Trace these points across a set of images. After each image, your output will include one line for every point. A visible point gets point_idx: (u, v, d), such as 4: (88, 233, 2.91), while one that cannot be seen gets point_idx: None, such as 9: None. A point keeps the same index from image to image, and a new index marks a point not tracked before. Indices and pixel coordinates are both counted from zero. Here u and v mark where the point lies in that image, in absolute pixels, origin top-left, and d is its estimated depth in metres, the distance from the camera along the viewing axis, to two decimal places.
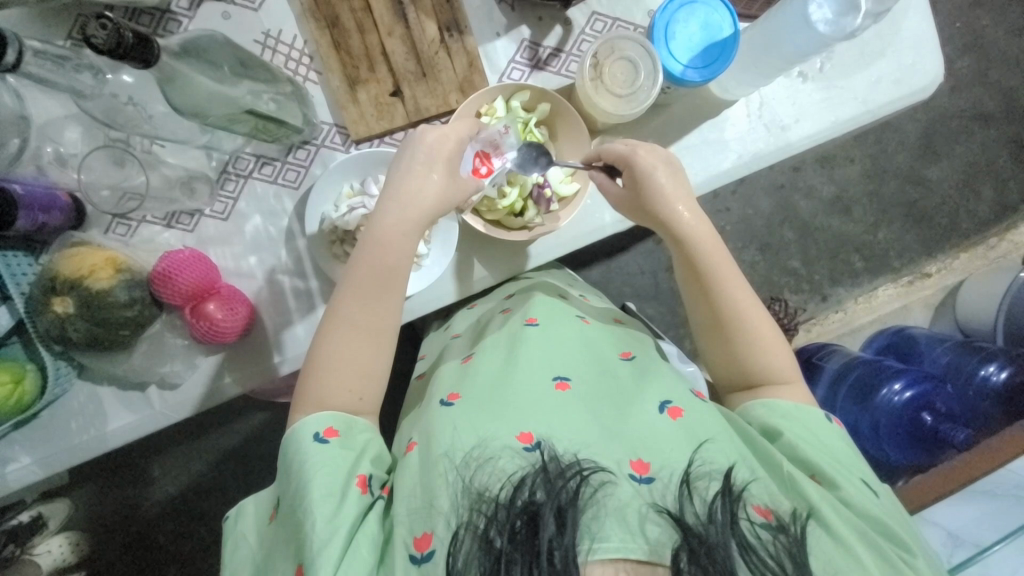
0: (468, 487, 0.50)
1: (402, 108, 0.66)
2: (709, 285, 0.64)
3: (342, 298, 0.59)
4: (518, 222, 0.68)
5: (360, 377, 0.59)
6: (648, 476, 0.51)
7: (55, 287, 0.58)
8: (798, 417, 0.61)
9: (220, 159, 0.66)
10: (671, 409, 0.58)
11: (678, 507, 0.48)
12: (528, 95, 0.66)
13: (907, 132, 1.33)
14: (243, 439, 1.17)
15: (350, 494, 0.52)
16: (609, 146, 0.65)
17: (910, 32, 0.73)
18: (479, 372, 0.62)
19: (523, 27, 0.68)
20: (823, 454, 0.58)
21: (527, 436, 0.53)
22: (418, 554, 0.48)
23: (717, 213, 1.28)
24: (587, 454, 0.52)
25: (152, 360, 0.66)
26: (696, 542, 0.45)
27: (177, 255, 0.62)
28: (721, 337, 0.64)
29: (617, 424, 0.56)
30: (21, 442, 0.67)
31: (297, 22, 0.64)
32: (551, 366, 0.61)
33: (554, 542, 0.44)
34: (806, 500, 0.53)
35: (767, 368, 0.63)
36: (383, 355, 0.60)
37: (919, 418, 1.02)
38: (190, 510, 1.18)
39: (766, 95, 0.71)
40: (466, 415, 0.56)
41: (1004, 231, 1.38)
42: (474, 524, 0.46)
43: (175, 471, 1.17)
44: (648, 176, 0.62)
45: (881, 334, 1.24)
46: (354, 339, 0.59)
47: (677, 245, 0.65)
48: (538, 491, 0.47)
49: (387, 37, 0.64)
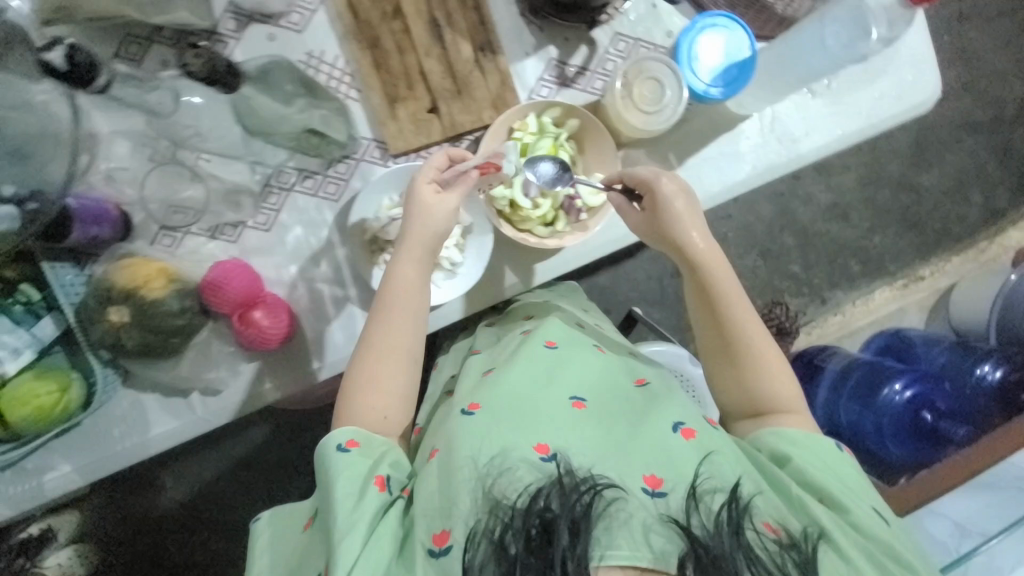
0: (487, 494, 0.52)
1: (438, 123, 0.68)
2: (716, 306, 0.67)
3: (376, 321, 0.63)
4: (547, 231, 0.71)
5: (385, 396, 0.62)
6: (661, 491, 0.54)
7: (111, 296, 0.61)
8: (808, 443, 0.63)
9: (264, 173, 0.68)
10: (685, 429, 0.60)
11: (684, 517, 0.52)
12: (557, 111, 0.69)
13: (900, 141, 1.39)
14: (254, 447, 1.19)
15: (370, 495, 0.54)
16: (633, 171, 0.68)
17: (910, 50, 0.77)
18: (504, 386, 0.63)
19: (551, 47, 0.71)
20: (831, 478, 0.61)
21: (544, 448, 0.56)
22: (436, 548, 0.51)
23: (721, 220, 1.33)
24: (599, 470, 0.55)
25: (199, 367, 0.68)
26: (702, 553, 0.48)
27: (226, 264, 0.64)
28: (728, 355, 0.68)
29: (632, 442, 0.58)
30: (61, 449, 0.70)
31: (338, 43, 0.67)
32: (569, 388, 0.64)
33: (568, 553, 0.47)
34: (813, 519, 0.57)
35: (772, 392, 0.66)
36: (412, 373, 0.64)
37: (920, 416, 1.07)
38: (202, 519, 1.19)
39: (778, 111, 0.76)
40: (489, 424, 0.58)
41: (993, 235, 1.44)
42: (491, 529, 0.49)
43: (186, 481, 1.18)
44: (667, 204, 0.66)
45: (878, 337, 1.29)
46: (382, 361, 0.62)
47: (691, 268, 0.68)
48: (554, 502, 0.50)
49: (425, 57, 0.67)
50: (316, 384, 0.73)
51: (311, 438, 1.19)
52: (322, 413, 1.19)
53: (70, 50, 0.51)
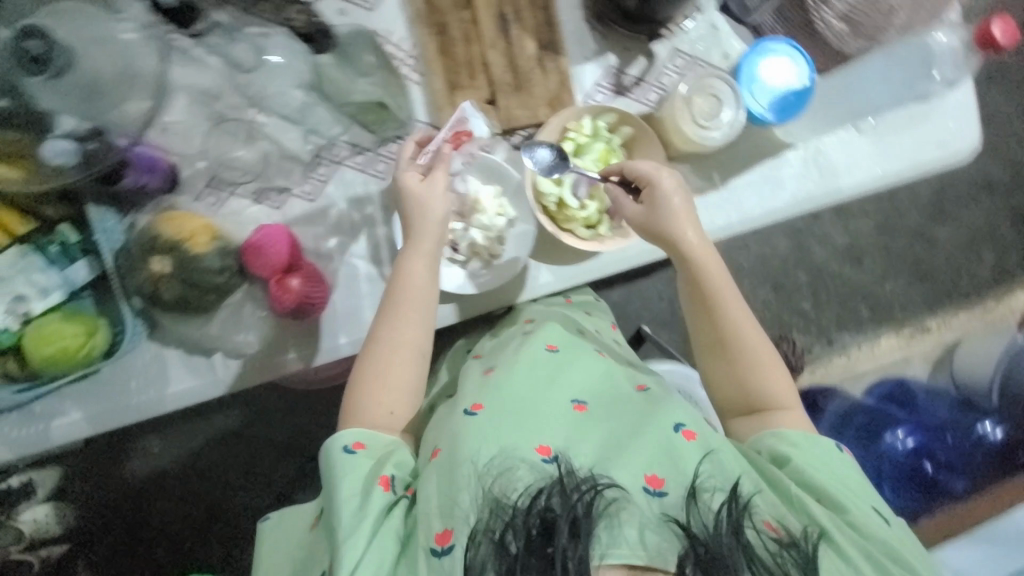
0: (488, 493, 0.50)
1: (495, 115, 0.70)
2: (710, 304, 0.66)
3: (382, 325, 0.63)
4: (590, 233, 0.72)
5: (391, 389, 0.62)
6: (661, 490, 0.53)
7: (156, 246, 0.61)
8: (804, 443, 0.61)
9: (316, 143, 0.69)
10: (687, 431, 0.57)
11: (685, 517, 0.51)
12: (613, 116, 0.70)
13: (919, 192, 1.42)
14: (243, 423, 1.17)
15: (372, 495, 0.54)
16: (631, 164, 0.66)
17: (959, 99, 0.77)
18: (503, 380, 0.61)
19: (611, 55, 0.73)
20: (830, 478, 0.59)
21: (545, 449, 0.54)
22: (439, 547, 0.49)
23: (737, 249, 1.35)
24: (601, 469, 0.53)
25: (228, 328, 0.67)
26: (701, 548, 0.48)
27: (271, 228, 0.65)
28: (723, 354, 0.67)
29: (629, 439, 0.56)
30: (73, 396, 0.69)
31: (406, 26, 0.68)
32: (568, 389, 0.62)
33: (568, 551, 0.45)
34: (815, 521, 0.55)
35: (766, 392, 0.65)
36: (416, 373, 0.63)
37: (922, 466, 1.15)
38: (185, 489, 1.17)
39: (823, 144, 0.76)
40: (493, 422, 0.56)
41: (1001, 295, 1.45)
42: (491, 528, 0.48)
43: (174, 451, 1.17)
44: (664, 199, 0.64)
45: (882, 384, 1.29)
46: (384, 366, 0.62)
47: (685, 267, 0.66)
48: (555, 499, 0.49)
49: (490, 50, 0.68)
50: (338, 360, 0.72)
51: (307, 420, 1.18)
52: (323, 397, 1.17)
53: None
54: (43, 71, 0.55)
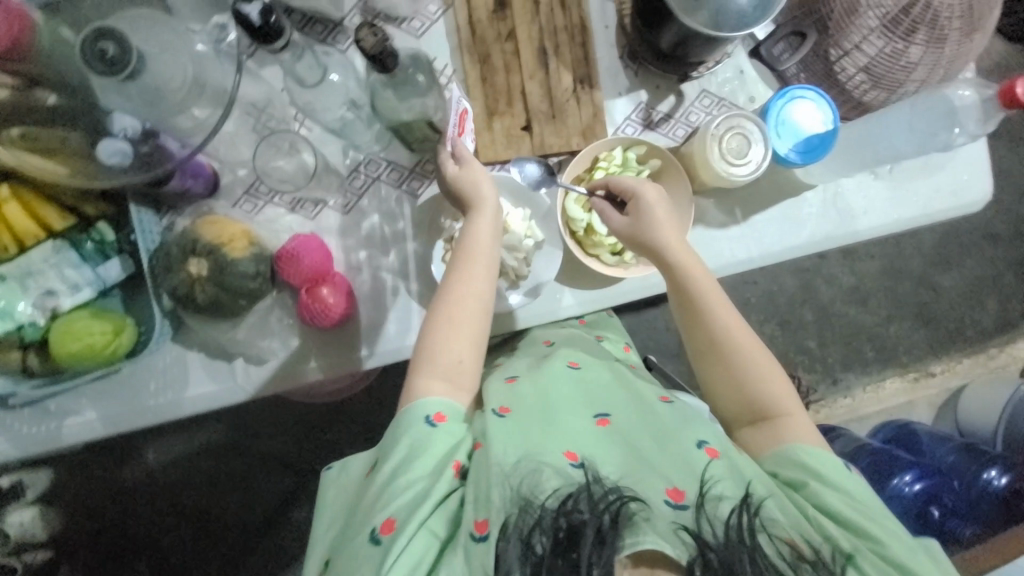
0: (516, 493, 0.49)
1: (529, 141, 0.72)
2: (699, 316, 0.65)
3: (450, 281, 0.62)
4: (615, 259, 0.74)
5: (467, 337, 0.61)
6: (684, 503, 0.51)
7: (195, 249, 0.62)
8: (817, 462, 0.58)
9: (354, 159, 0.71)
10: (709, 449, 0.56)
11: (698, 527, 0.48)
12: (643, 149, 0.73)
13: (924, 239, 1.45)
14: (242, 435, 1.15)
15: (442, 478, 0.53)
16: (616, 179, 0.68)
17: (973, 151, 0.80)
18: (530, 386, 0.61)
19: (642, 91, 0.76)
20: (851, 502, 0.56)
21: (573, 454, 0.53)
22: (477, 535, 0.48)
23: (746, 284, 1.37)
24: (627, 480, 0.52)
25: (254, 334, 0.68)
26: (710, 556, 0.46)
27: (305, 238, 0.66)
28: (718, 365, 0.64)
29: (653, 450, 0.55)
30: (89, 395, 0.69)
31: (450, 53, 0.72)
32: (594, 403, 0.60)
33: (593, 558, 0.44)
34: (837, 545, 0.53)
35: (768, 400, 0.63)
36: (484, 323, 0.62)
37: (927, 511, 1.11)
38: (176, 500, 1.15)
39: (842, 188, 0.78)
40: (517, 426, 0.55)
41: (1005, 344, 1.47)
42: (518, 526, 0.47)
43: (170, 460, 1.15)
44: (649, 211, 0.66)
45: (886, 428, 1.29)
46: (454, 321, 0.61)
47: (671, 280, 0.66)
48: (582, 506, 0.47)
49: (528, 80, 0.71)
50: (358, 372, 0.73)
51: (308, 433, 1.16)
52: (327, 410, 1.16)
53: (267, 8, 0.51)
54: (112, 72, 0.52)
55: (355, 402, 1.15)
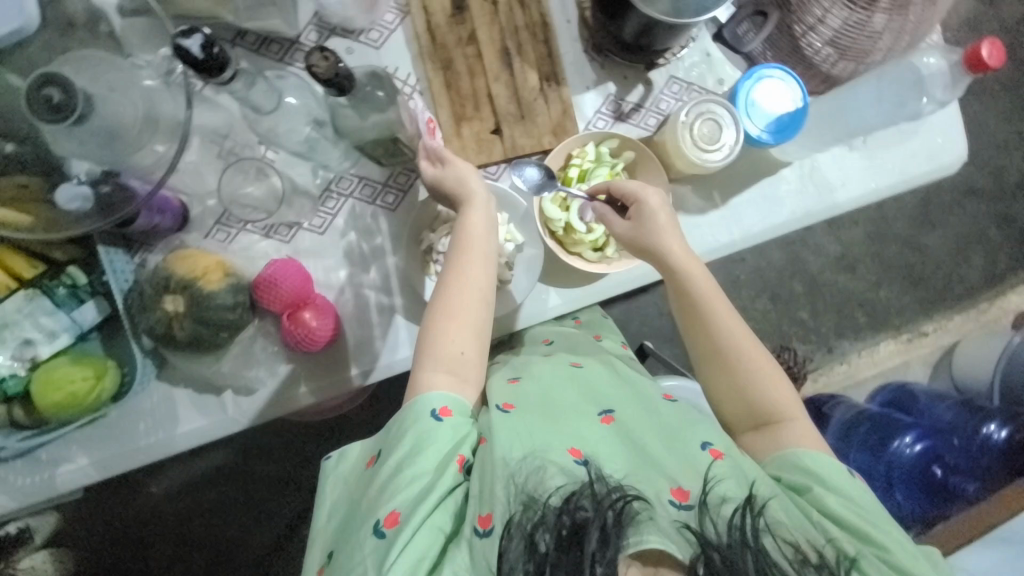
0: (520, 490, 0.48)
1: (500, 144, 0.71)
2: (704, 321, 0.65)
3: (450, 272, 0.61)
4: (597, 255, 0.73)
5: (466, 334, 0.60)
6: (688, 504, 0.50)
7: (169, 285, 0.61)
8: (823, 469, 0.58)
9: (325, 177, 0.70)
10: (714, 450, 0.55)
11: (703, 526, 0.48)
12: (616, 142, 0.72)
13: (906, 201, 1.45)
14: (245, 459, 1.14)
15: (447, 472, 0.52)
16: (618, 183, 0.67)
17: (943, 114, 0.80)
18: (535, 387, 0.59)
19: (610, 83, 0.75)
20: (854, 510, 0.56)
21: (577, 451, 0.52)
22: (481, 529, 0.48)
23: (734, 262, 1.37)
24: (630, 481, 0.50)
25: (240, 365, 0.67)
26: (715, 556, 0.46)
27: (281, 263, 0.65)
28: (723, 370, 0.64)
29: (660, 449, 0.54)
30: (79, 442, 0.68)
31: (412, 61, 0.70)
32: (598, 401, 0.59)
33: (596, 557, 0.44)
34: (840, 549, 0.53)
35: (771, 402, 0.63)
36: (485, 314, 0.61)
37: (930, 470, 1.11)
38: (184, 529, 1.14)
39: (818, 162, 0.78)
40: (523, 423, 0.53)
41: (994, 298, 1.48)
42: (523, 524, 0.46)
43: (176, 492, 1.14)
44: (653, 216, 0.65)
45: (885, 392, 1.29)
46: (455, 314, 0.60)
47: (676, 285, 0.65)
48: (586, 504, 0.46)
49: (494, 82, 0.70)
50: (350, 391, 0.72)
51: (311, 452, 1.15)
52: (327, 427, 1.15)
53: (207, 40, 0.46)
54: (62, 118, 0.51)
55: (354, 416, 1.15)
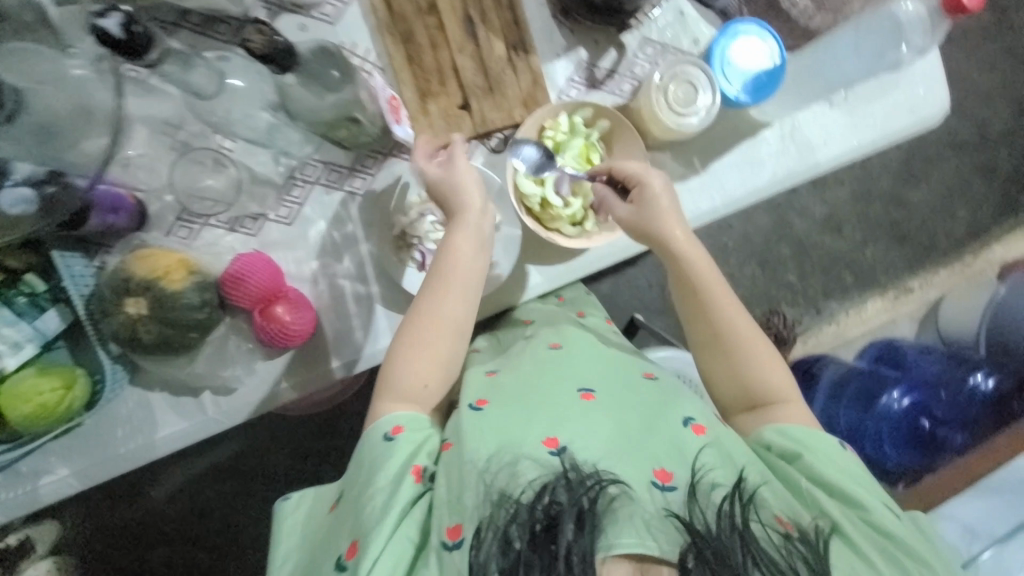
0: (491, 488, 0.47)
1: (469, 120, 0.68)
2: (703, 304, 0.63)
3: (426, 285, 0.60)
4: (576, 230, 0.70)
5: (434, 361, 0.59)
6: (671, 485, 0.49)
7: (129, 288, 0.58)
8: (815, 443, 0.58)
9: (288, 165, 0.67)
10: (695, 425, 0.55)
11: (688, 513, 0.47)
12: (589, 112, 0.69)
13: (890, 158, 1.44)
14: (243, 457, 1.14)
15: (404, 484, 0.51)
16: (620, 164, 0.65)
17: (923, 63, 0.78)
18: (511, 382, 0.59)
19: (581, 49, 0.72)
20: (844, 475, 0.56)
21: (552, 440, 0.51)
22: (450, 541, 0.47)
23: (721, 230, 1.36)
24: (607, 464, 0.50)
25: (214, 365, 0.65)
26: (703, 543, 0.44)
27: (248, 257, 0.62)
28: (720, 352, 0.63)
29: (641, 433, 0.53)
30: (57, 453, 0.66)
31: (370, 35, 0.67)
32: (575, 379, 0.58)
33: (571, 546, 0.43)
34: (826, 515, 0.53)
35: (766, 384, 0.62)
36: (455, 340, 0.60)
37: (918, 424, 1.11)
38: (187, 530, 1.14)
39: (798, 120, 0.76)
40: (496, 420, 0.53)
41: (978, 250, 1.49)
42: (496, 521, 0.45)
43: (175, 493, 1.13)
44: (655, 198, 0.62)
45: (873, 347, 1.26)
46: (424, 340, 0.59)
47: (676, 269, 0.63)
48: (561, 495, 0.46)
49: (459, 54, 0.67)
50: (332, 384, 0.71)
51: (305, 446, 1.14)
52: (319, 420, 1.14)
53: (128, 18, 0.44)
54: None
55: (346, 408, 1.14)
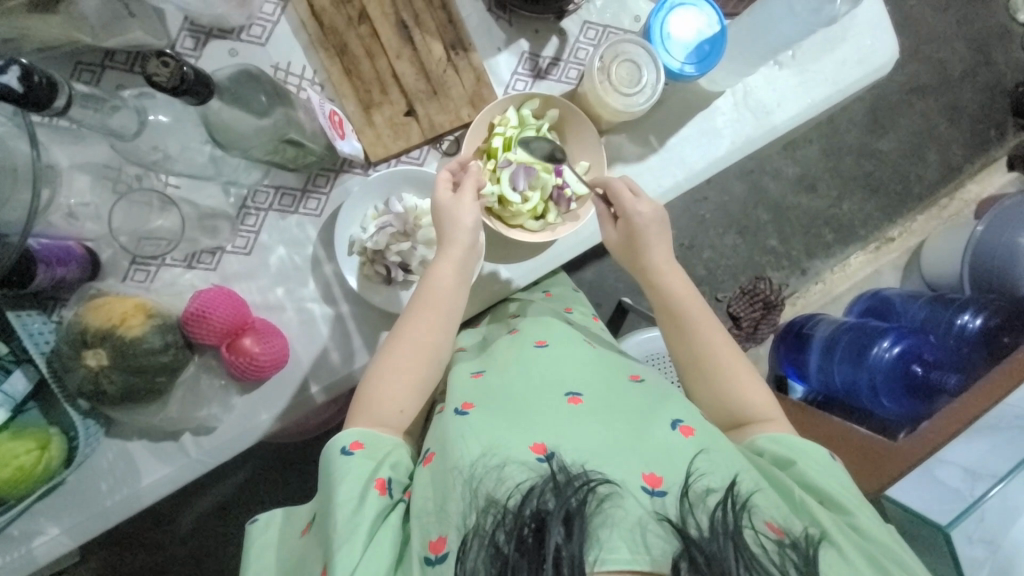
0: (478, 496, 0.47)
1: (417, 126, 0.67)
2: (685, 328, 0.63)
3: (406, 312, 0.60)
4: (540, 224, 0.69)
5: (407, 388, 0.58)
6: (661, 490, 0.48)
7: (87, 340, 0.57)
8: (806, 450, 0.57)
9: (238, 194, 0.66)
10: (684, 427, 0.53)
11: (681, 517, 0.46)
12: (537, 102, 0.68)
13: (855, 110, 1.44)
14: (244, 490, 1.12)
15: (369, 500, 0.50)
16: (610, 182, 0.66)
17: (866, 14, 0.77)
18: (498, 387, 0.58)
19: (522, 40, 0.71)
20: (832, 480, 0.55)
21: (540, 447, 0.50)
22: (433, 556, 0.46)
23: (696, 203, 1.36)
24: (595, 464, 0.49)
25: (188, 406, 0.64)
26: (696, 551, 0.43)
27: (208, 293, 0.61)
28: (701, 376, 0.62)
29: (631, 435, 0.52)
30: (46, 513, 0.65)
31: (305, 53, 0.65)
32: (560, 384, 0.58)
33: (561, 549, 0.42)
34: (816, 522, 0.51)
35: (749, 404, 0.61)
36: (430, 371, 0.59)
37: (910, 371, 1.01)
38: (198, 571, 1.11)
39: (750, 86, 0.76)
40: (481, 423, 0.52)
41: (952, 191, 1.49)
42: (482, 531, 0.44)
43: (181, 535, 1.11)
44: (642, 228, 0.64)
45: (863, 300, 1.33)
46: (399, 369, 0.58)
47: (660, 297, 0.65)
48: (548, 500, 0.45)
49: (396, 60, 0.66)
50: (315, 409, 0.70)
51: (306, 471, 1.13)
52: (318, 444, 1.13)
53: (24, 70, 0.41)
54: None
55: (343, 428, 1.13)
